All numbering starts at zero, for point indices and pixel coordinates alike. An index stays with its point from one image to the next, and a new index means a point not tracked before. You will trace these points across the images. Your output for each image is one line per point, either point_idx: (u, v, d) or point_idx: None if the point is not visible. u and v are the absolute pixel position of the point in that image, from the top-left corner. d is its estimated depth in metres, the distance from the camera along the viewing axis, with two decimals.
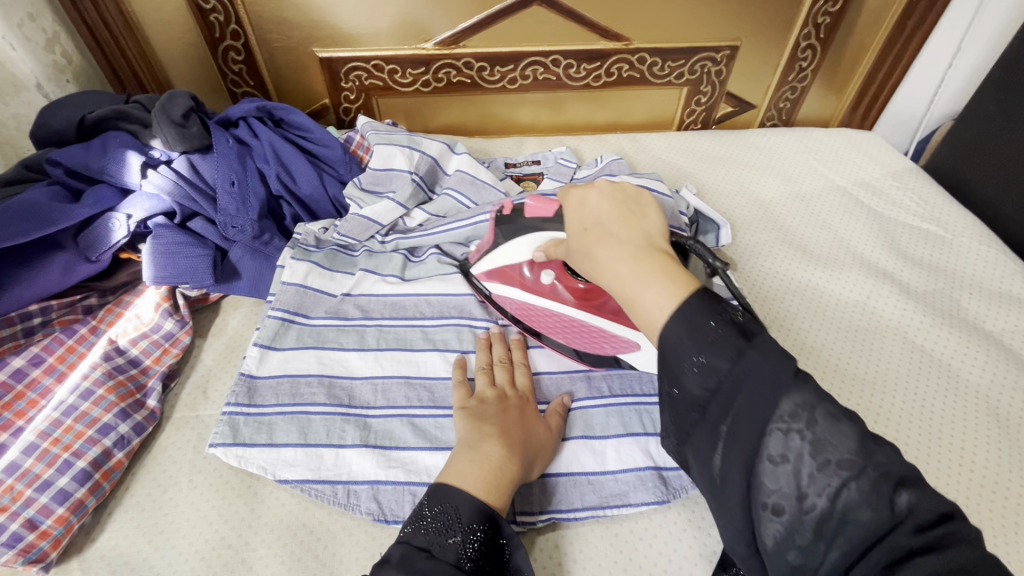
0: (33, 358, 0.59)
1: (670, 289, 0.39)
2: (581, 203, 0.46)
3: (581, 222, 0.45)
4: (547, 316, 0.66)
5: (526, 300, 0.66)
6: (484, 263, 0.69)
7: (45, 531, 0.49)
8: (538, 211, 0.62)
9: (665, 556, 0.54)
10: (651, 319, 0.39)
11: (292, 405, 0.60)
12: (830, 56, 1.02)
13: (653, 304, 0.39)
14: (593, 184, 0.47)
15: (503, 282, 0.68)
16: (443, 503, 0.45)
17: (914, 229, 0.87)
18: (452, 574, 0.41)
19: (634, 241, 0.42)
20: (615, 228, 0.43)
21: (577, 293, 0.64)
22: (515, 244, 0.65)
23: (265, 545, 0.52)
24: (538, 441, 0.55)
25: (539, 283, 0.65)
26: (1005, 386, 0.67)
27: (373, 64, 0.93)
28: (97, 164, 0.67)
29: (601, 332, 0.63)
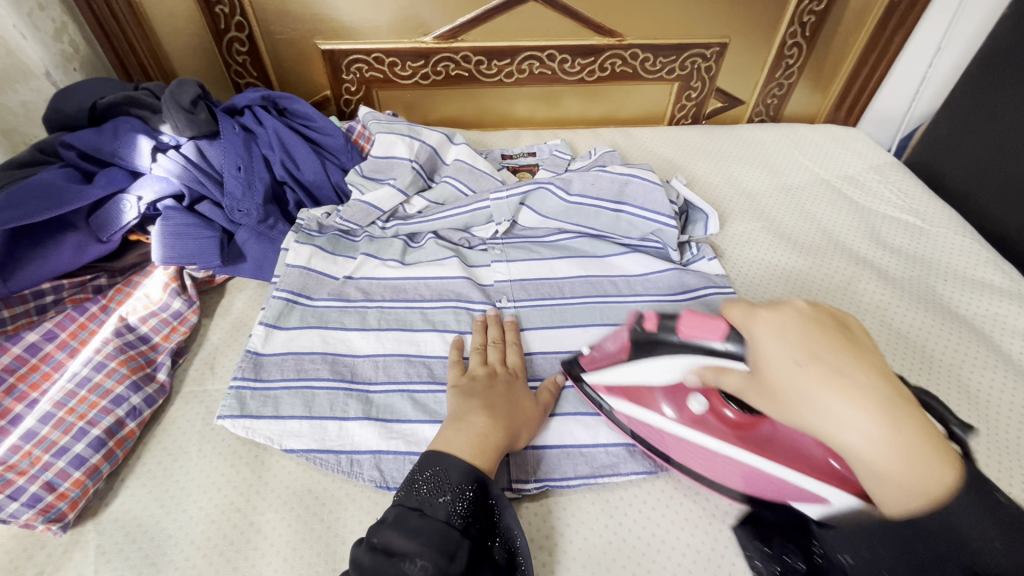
0: (47, 333, 0.62)
1: (936, 474, 0.38)
2: (781, 330, 0.45)
3: (794, 357, 0.43)
4: (696, 452, 0.55)
5: (661, 426, 0.57)
6: (605, 376, 0.60)
7: (63, 493, 0.51)
8: (699, 330, 0.53)
9: (651, 520, 0.57)
10: (897, 496, 0.40)
11: (296, 379, 0.62)
12: (816, 54, 1.06)
13: (902, 481, 0.39)
14: (785, 311, 0.46)
15: (630, 401, 0.58)
16: (434, 467, 0.49)
17: (893, 220, 0.90)
18: (442, 530, 0.45)
19: (876, 388, 0.40)
20: (846, 368, 0.41)
21: (731, 423, 0.54)
22: (651, 363, 0.57)
23: (272, 509, 0.55)
24: (525, 413, 0.58)
25: (687, 413, 0.55)
26: (975, 365, 0.71)
27: (373, 56, 0.96)
28: (109, 148, 0.70)
29: (764, 474, 0.51)
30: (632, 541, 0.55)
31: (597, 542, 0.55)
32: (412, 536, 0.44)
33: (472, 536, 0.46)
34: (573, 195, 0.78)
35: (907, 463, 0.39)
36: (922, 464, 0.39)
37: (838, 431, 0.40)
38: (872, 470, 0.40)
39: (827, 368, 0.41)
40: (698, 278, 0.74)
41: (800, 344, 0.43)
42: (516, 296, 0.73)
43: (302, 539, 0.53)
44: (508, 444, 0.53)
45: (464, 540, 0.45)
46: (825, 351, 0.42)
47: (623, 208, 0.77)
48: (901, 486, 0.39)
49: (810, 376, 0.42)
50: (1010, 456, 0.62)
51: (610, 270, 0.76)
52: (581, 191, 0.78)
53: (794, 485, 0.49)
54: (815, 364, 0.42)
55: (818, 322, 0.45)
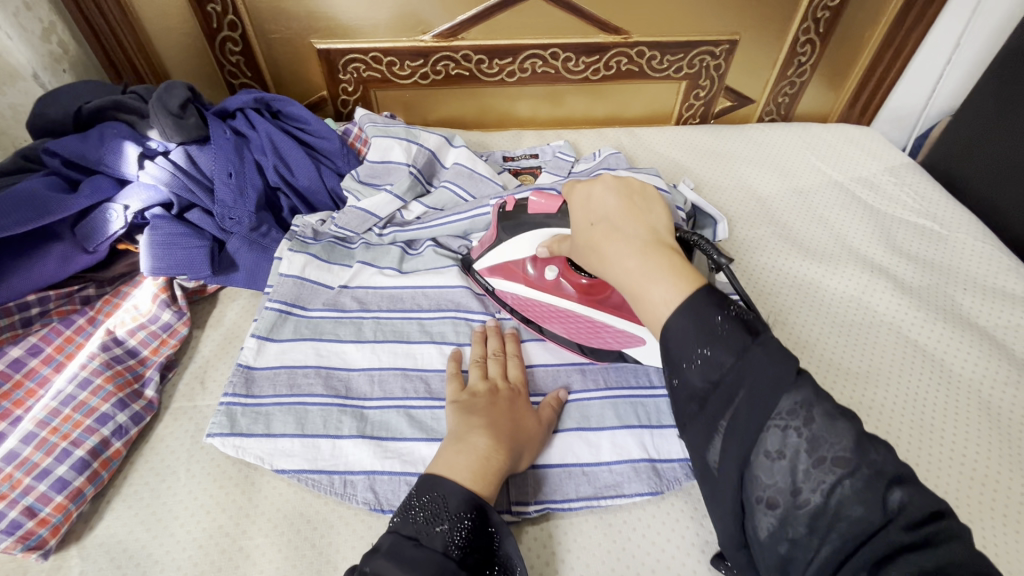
0: (31, 348, 0.60)
1: (672, 286, 0.42)
2: (585, 198, 0.50)
3: (588, 218, 0.49)
4: (553, 312, 0.68)
5: (527, 294, 0.69)
6: (485, 258, 0.70)
7: (44, 518, 0.49)
8: (540, 206, 0.62)
9: (657, 546, 0.54)
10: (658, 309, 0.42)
11: (289, 395, 0.60)
12: (829, 50, 1.02)
13: (658, 301, 0.42)
14: (597, 184, 0.50)
15: (505, 277, 0.70)
16: (431, 493, 0.46)
17: (910, 225, 0.87)
18: (439, 561, 0.42)
19: (640, 235, 0.45)
20: (621, 223, 0.47)
21: (580, 288, 0.67)
22: (515, 241, 0.66)
23: (262, 534, 0.53)
24: (529, 432, 0.55)
25: (543, 280, 0.68)
26: (997, 380, 0.68)
27: (371, 56, 0.93)
28: (95, 155, 0.67)
29: (601, 325, 0.66)
30: (637, 568, 0.53)
31: (600, 569, 0.52)
32: (407, 567, 0.41)
33: (469, 567, 0.43)
34: None
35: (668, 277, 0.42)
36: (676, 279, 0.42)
37: (619, 274, 0.45)
38: (640, 294, 0.43)
39: (608, 226, 0.47)
40: None
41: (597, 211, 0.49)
42: None
43: (293, 566, 0.51)
44: (509, 469, 0.51)
45: (460, 570, 0.42)
46: (617, 216, 0.47)
47: None
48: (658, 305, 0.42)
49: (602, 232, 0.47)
50: None
51: None
52: None
53: (619, 329, 0.65)
54: (602, 224, 0.48)
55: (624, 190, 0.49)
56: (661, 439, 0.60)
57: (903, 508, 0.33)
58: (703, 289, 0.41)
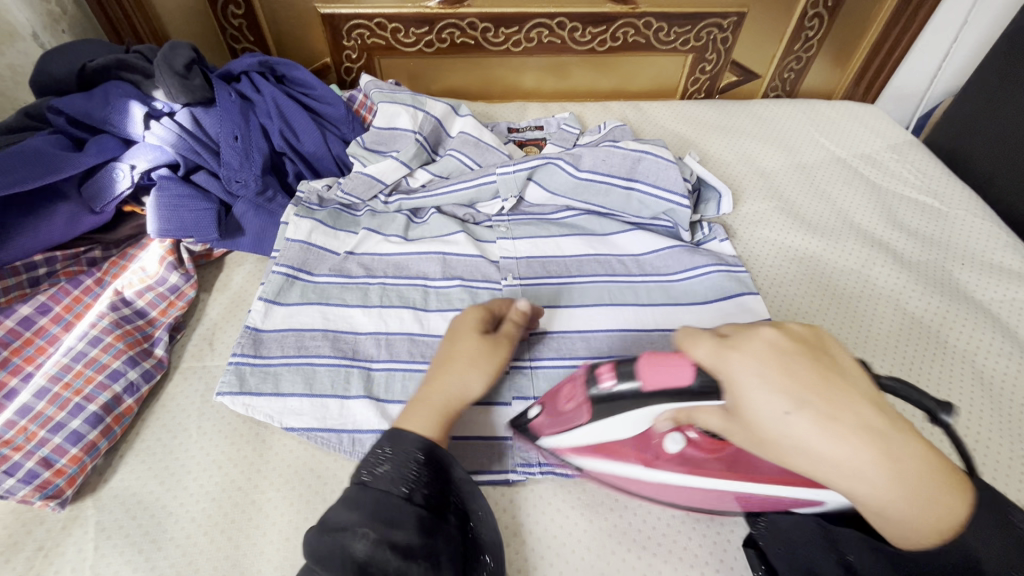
0: (40, 306, 0.60)
1: (924, 504, 0.33)
2: (758, 376, 0.34)
3: (784, 399, 0.33)
4: (664, 486, 0.49)
5: (625, 472, 0.50)
6: (563, 440, 0.50)
7: (60, 470, 0.50)
8: (663, 377, 0.43)
9: (657, 504, 0.56)
10: (914, 527, 0.33)
11: (297, 356, 0.61)
12: (837, 25, 1.01)
13: (906, 511, 0.33)
14: (756, 343, 0.35)
15: (602, 458, 0.50)
16: (388, 442, 0.44)
17: (911, 201, 0.88)
18: (380, 499, 0.41)
19: (870, 419, 0.32)
20: (836, 405, 0.32)
21: (707, 449, 0.46)
22: (608, 425, 0.47)
23: (274, 488, 0.54)
24: (468, 348, 0.51)
25: (654, 454, 0.48)
26: (991, 351, 0.69)
27: (376, 22, 0.92)
28: (99, 114, 0.67)
29: (750, 495, 0.47)
30: (637, 525, 0.54)
31: (602, 525, 0.54)
32: (353, 509, 0.41)
33: (418, 503, 0.42)
34: (583, 171, 0.75)
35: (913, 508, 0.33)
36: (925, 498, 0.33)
37: (841, 480, 0.33)
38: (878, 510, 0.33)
39: (818, 413, 0.32)
40: (708, 257, 0.72)
41: (786, 384, 0.33)
42: (523, 273, 0.71)
43: (304, 518, 0.52)
44: (463, 395, 0.48)
45: (409, 506, 0.41)
46: (811, 392, 0.33)
47: (635, 185, 0.75)
48: (904, 519, 0.33)
49: (807, 424, 0.32)
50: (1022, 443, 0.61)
51: (616, 249, 0.74)
52: (593, 167, 0.75)
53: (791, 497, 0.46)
54: (807, 409, 0.32)
55: (790, 356, 0.34)
56: None
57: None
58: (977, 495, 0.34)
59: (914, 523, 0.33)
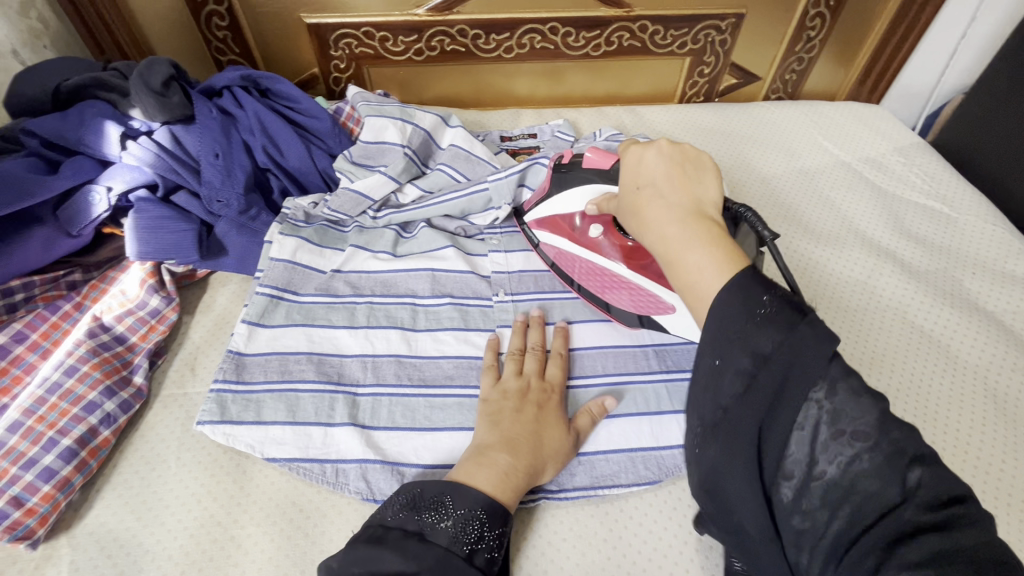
0: (16, 335, 0.58)
1: (712, 255, 0.41)
2: (637, 160, 0.50)
3: (635, 181, 0.49)
4: (588, 267, 0.67)
5: (570, 249, 0.67)
6: (537, 212, 0.70)
7: (32, 508, 0.49)
8: (596, 163, 0.63)
9: (654, 535, 0.54)
10: (693, 276, 0.41)
11: (280, 382, 0.59)
12: (840, 24, 0.98)
13: (698, 261, 0.41)
14: (652, 145, 0.50)
15: (551, 231, 0.69)
16: (452, 496, 0.46)
17: (919, 207, 0.85)
18: (444, 556, 0.43)
19: (683, 205, 0.45)
20: (668, 191, 0.46)
21: (624, 249, 0.64)
22: (567, 196, 0.65)
23: (254, 523, 0.52)
24: (557, 439, 0.53)
25: (588, 236, 0.66)
26: (1006, 367, 0.66)
27: (364, 31, 0.90)
28: (75, 135, 0.65)
29: (639, 290, 0.64)
30: (633, 558, 0.52)
31: (596, 559, 0.52)
32: (410, 558, 0.42)
33: (476, 565, 0.44)
34: None
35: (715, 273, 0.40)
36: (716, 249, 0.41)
37: (655, 232, 0.45)
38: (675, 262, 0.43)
39: (654, 192, 0.47)
40: None
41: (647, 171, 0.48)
42: (514, 289, 0.69)
43: (285, 555, 0.50)
44: (532, 478, 0.50)
45: (468, 567, 0.43)
46: (665, 179, 0.47)
47: None
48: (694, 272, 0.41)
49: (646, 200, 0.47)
50: None
51: None
52: None
53: (656, 295, 0.62)
54: (650, 188, 0.47)
55: (681, 159, 0.48)
56: (659, 426, 0.59)
57: (921, 487, 0.32)
58: (751, 271, 0.39)
59: (699, 275, 0.41)
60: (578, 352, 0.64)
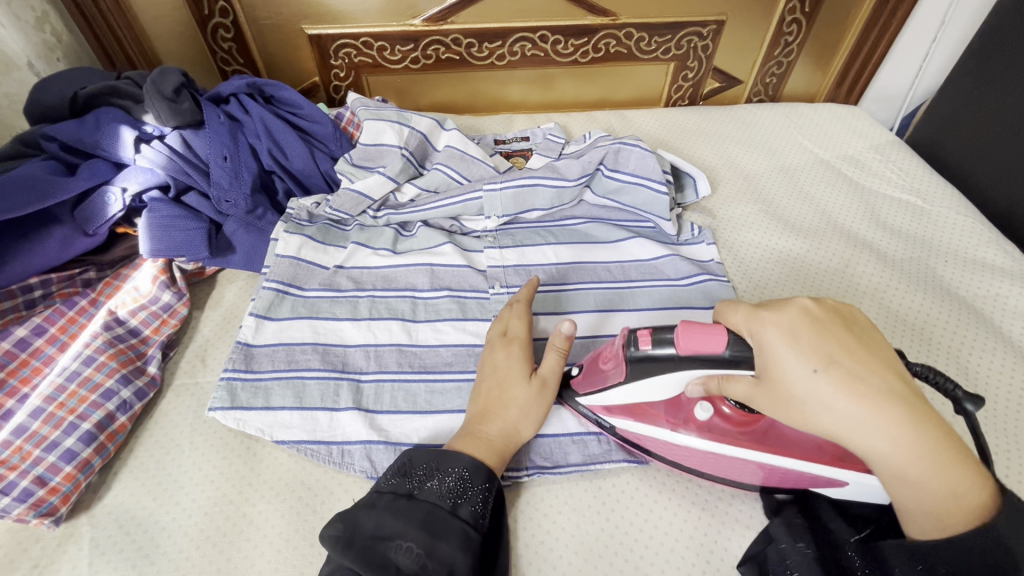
0: (36, 328, 0.61)
1: (951, 480, 0.38)
2: (793, 332, 0.42)
3: (813, 362, 0.41)
4: (703, 457, 0.54)
5: (679, 444, 0.54)
6: (598, 398, 0.56)
7: (54, 487, 0.51)
8: (697, 345, 0.47)
9: (644, 507, 0.56)
10: (934, 502, 0.39)
11: (287, 370, 0.62)
12: (815, 30, 1.03)
13: (931, 487, 0.39)
14: (790, 311, 0.44)
15: (635, 420, 0.55)
16: (440, 460, 0.50)
17: (894, 201, 0.89)
18: (430, 511, 0.46)
19: (889, 387, 0.40)
20: (860, 369, 0.40)
21: (734, 421, 0.53)
22: (649, 383, 0.52)
23: (265, 501, 0.55)
24: (524, 397, 0.54)
25: (693, 421, 0.54)
26: (974, 347, 0.70)
27: (362, 41, 0.94)
28: (91, 139, 0.68)
29: (778, 469, 0.51)
30: (624, 528, 0.55)
31: (589, 529, 0.55)
32: (399, 516, 0.45)
33: (463, 518, 0.46)
34: (571, 179, 0.77)
35: (939, 487, 0.39)
36: (950, 473, 0.38)
37: (858, 437, 0.40)
38: (902, 479, 0.39)
39: (844, 372, 0.40)
40: (686, 257, 0.76)
41: (814, 347, 0.41)
42: (509, 282, 0.73)
43: (295, 530, 0.53)
44: (514, 438, 0.53)
45: (454, 520, 0.46)
46: (840, 353, 0.41)
47: (618, 175, 0.78)
48: (922, 493, 0.39)
49: (829, 383, 0.40)
50: (1009, 438, 0.62)
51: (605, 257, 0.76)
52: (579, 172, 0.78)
53: (804, 474, 0.50)
54: (834, 369, 0.40)
55: (821, 323, 0.42)
56: None
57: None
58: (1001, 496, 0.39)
59: (928, 496, 0.39)
60: None
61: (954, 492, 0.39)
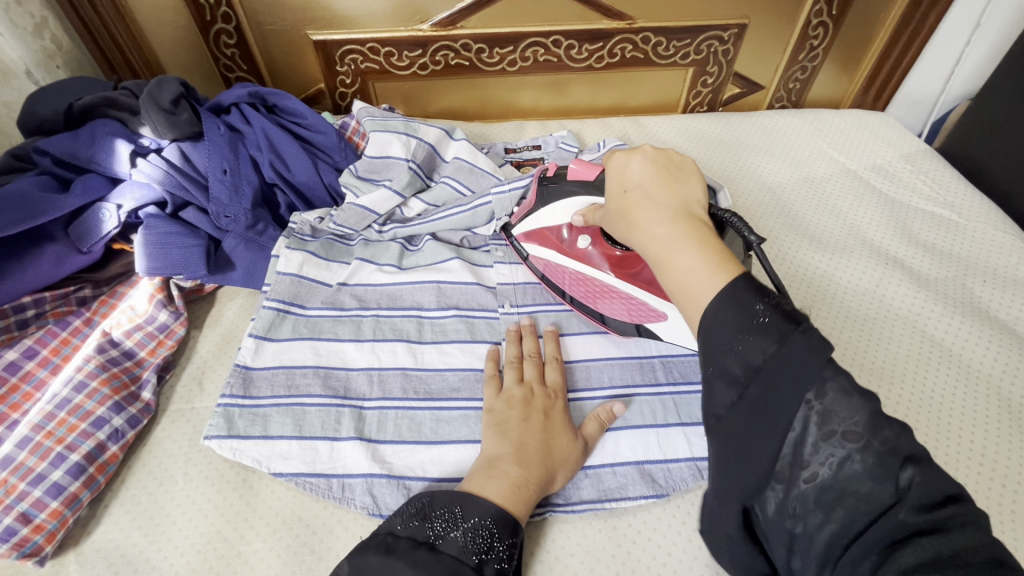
0: (27, 351, 0.59)
1: (704, 257, 0.39)
2: (623, 165, 0.48)
3: (621, 183, 0.47)
4: (584, 281, 0.66)
5: (561, 262, 0.67)
6: (523, 224, 0.69)
7: (39, 525, 0.49)
8: (579, 173, 0.62)
9: (663, 549, 0.53)
10: (686, 281, 0.40)
11: (286, 396, 0.59)
12: (843, 33, 0.98)
13: (692, 266, 0.39)
14: (638, 151, 0.48)
15: (539, 243, 0.69)
16: (462, 506, 0.46)
17: (927, 215, 0.84)
18: (453, 566, 0.42)
19: (671, 206, 0.43)
20: (657, 194, 0.45)
21: (613, 259, 0.64)
22: (550, 208, 0.65)
23: (260, 539, 0.52)
24: (566, 450, 0.53)
25: (576, 248, 0.66)
26: (1018, 377, 0.65)
27: (369, 46, 0.91)
28: (85, 153, 0.66)
29: (630, 298, 0.64)
30: (641, 572, 0.51)
31: (605, 574, 0.51)
32: (422, 571, 0.41)
33: None
34: None
35: (701, 273, 0.39)
36: (706, 252, 0.40)
37: (648, 245, 0.43)
38: (668, 265, 0.41)
39: (653, 203, 0.44)
40: None
41: (631, 176, 0.47)
42: (519, 301, 0.70)
43: (292, 571, 0.50)
44: (542, 488, 0.50)
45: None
46: (657, 184, 0.46)
47: None
48: (687, 274, 0.39)
49: (652, 213, 0.43)
50: None
51: None
52: None
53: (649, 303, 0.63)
54: (637, 191, 0.46)
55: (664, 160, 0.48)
56: (666, 438, 0.59)
57: (913, 489, 0.32)
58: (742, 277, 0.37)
59: (697, 279, 0.39)
60: (574, 364, 0.64)
61: (711, 265, 0.39)
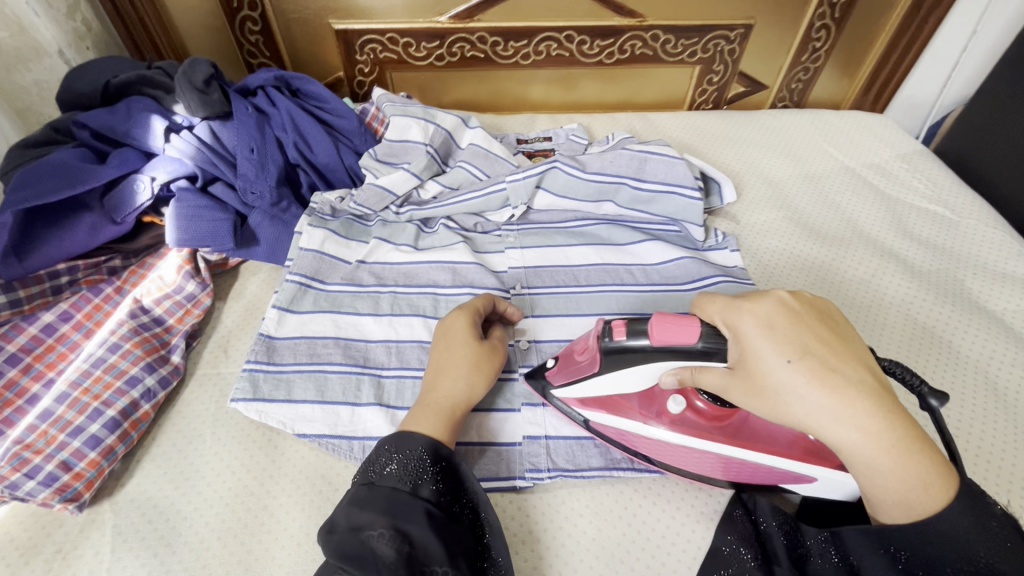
0: (62, 314, 0.62)
1: (905, 458, 0.40)
2: (770, 325, 0.44)
3: (782, 352, 0.43)
4: (678, 451, 0.55)
5: (638, 431, 0.56)
6: (579, 390, 0.57)
7: (79, 473, 0.52)
8: (671, 335, 0.49)
9: (666, 513, 0.56)
10: (889, 490, 0.40)
11: (309, 363, 0.62)
12: (844, 36, 1.02)
13: (891, 471, 0.40)
14: (767, 301, 0.46)
15: (608, 412, 0.57)
16: (391, 444, 0.48)
17: (921, 211, 0.87)
18: (390, 495, 0.44)
19: (859, 379, 0.42)
20: (834, 361, 0.42)
21: (706, 414, 0.55)
22: (623, 375, 0.54)
23: (286, 494, 0.55)
24: (469, 354, 0.55)
25: (665, 412, 0.55)
26: (1003, 362, 0.69)
27: (388, 37, 0.94)
28: (123, 128, 0.69)
29: (747, 462, 0.53)
30: (646, 533, 0.54)
31: (611, 534, 0.54)
32: (363, 508, 0.44)
33: (426, 497, 0.45)
34: (589, 173, 0.78)
35: (902, 484, 0.40)
36: (904, 453, 0.40)
37: (824, 424, 0.41)
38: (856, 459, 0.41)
39: (817, 362, 0.42)
40: (711, 262, 0.75)
41: (789, 339, 0.43)
42: (531, 283, 0.72)
43: (316, 524, 0.53)
44: (467, 399, 0.53)
45: (414, 500, 0.44)
46: (813, 348, 0.43)
47: (644, 183, 0.77)
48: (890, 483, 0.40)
49: (801, 373, 0.42)
50: None
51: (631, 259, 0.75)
52: (599, 169, 0.78)
53: (783, 470, 0.52)
54: (806, 359, 0.42)
55: (798, 315, 0.45)
56: None
57: None
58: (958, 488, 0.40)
59: (902, 490, 0.40)
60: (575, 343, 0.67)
61: (917, 479, 0.40)
